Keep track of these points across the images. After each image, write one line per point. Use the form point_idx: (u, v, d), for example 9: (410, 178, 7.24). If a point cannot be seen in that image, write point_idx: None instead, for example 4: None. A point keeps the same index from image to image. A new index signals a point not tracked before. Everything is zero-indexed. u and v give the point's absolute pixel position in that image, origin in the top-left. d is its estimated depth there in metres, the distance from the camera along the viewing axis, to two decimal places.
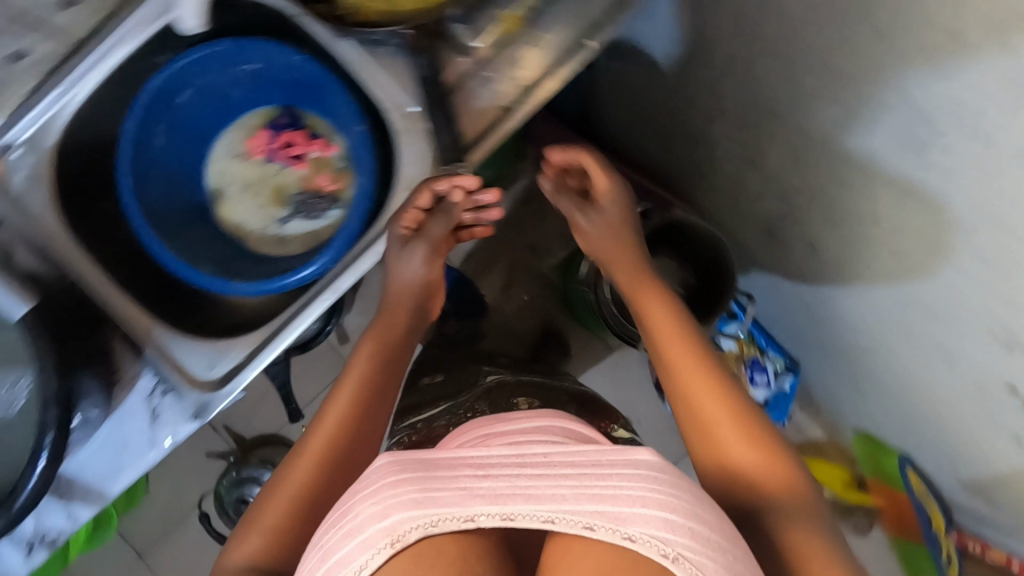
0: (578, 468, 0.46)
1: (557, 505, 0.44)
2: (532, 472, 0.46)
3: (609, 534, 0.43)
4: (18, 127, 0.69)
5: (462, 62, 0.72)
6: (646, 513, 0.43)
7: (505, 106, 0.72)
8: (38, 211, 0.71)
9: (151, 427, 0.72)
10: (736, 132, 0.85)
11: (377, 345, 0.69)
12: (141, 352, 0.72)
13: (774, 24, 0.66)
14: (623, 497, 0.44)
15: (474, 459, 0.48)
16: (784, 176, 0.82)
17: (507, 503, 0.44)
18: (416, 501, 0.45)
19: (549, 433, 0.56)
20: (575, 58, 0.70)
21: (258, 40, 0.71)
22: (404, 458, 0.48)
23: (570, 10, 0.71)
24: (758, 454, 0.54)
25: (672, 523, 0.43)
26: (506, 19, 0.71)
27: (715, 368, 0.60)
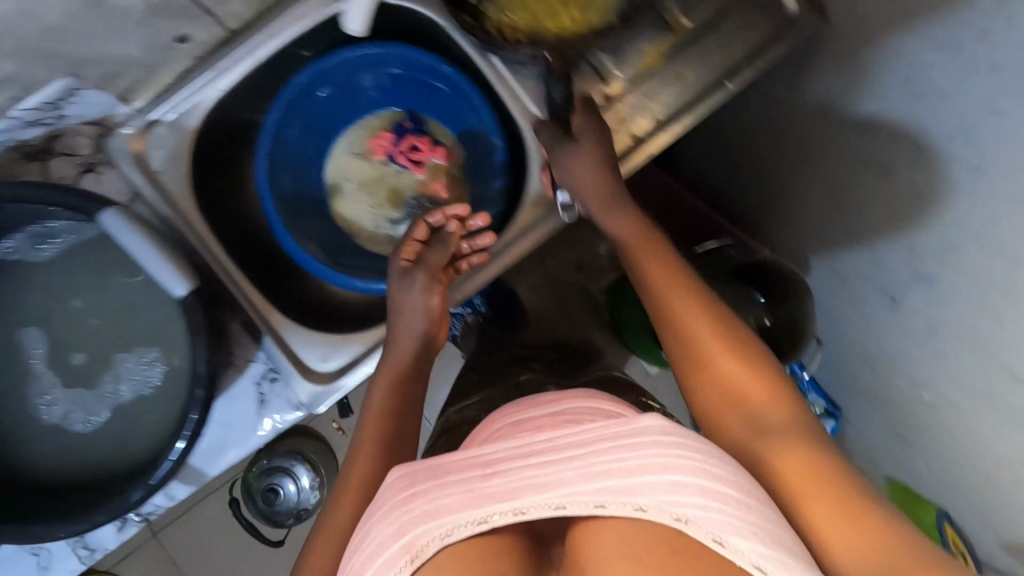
0: (579, 448, 0.47)
1: (564, 490, 0.44)
2: (537, 460, 0.46)
3: (619, 506, 0.43)
4: (169, 104, 0.71)
5: (598, 88, 0.73)
6: (656, 480, 0.44)
7: (636, 134, 0.74)
8: (173, 188, 0.72)
9: (258, 413, 0.73)
10: (834, 181, 0.87)
11: (401, 355, 0.70)
12: (258, 337, 0.72)
13: (909, 79, 0.68)
14: (625, 470, 0.44)
15: (486, 458, 0.49)
16: (882, 229, 0.82)
17: (518, 497, 0.44)
18: (429, 512, 0.45)
19: (578, 414, 0.59)
20: (710, 98, 0.73)
21: (408, 47, 0.76)
22: (412, 470, 0.50)
23: (712, 51, 0.73)
24: (780, 408, 0.53)
25: (682, 485, 0.43)
26: (647, 53, 0.73)
27: (726, 330, 0.59)
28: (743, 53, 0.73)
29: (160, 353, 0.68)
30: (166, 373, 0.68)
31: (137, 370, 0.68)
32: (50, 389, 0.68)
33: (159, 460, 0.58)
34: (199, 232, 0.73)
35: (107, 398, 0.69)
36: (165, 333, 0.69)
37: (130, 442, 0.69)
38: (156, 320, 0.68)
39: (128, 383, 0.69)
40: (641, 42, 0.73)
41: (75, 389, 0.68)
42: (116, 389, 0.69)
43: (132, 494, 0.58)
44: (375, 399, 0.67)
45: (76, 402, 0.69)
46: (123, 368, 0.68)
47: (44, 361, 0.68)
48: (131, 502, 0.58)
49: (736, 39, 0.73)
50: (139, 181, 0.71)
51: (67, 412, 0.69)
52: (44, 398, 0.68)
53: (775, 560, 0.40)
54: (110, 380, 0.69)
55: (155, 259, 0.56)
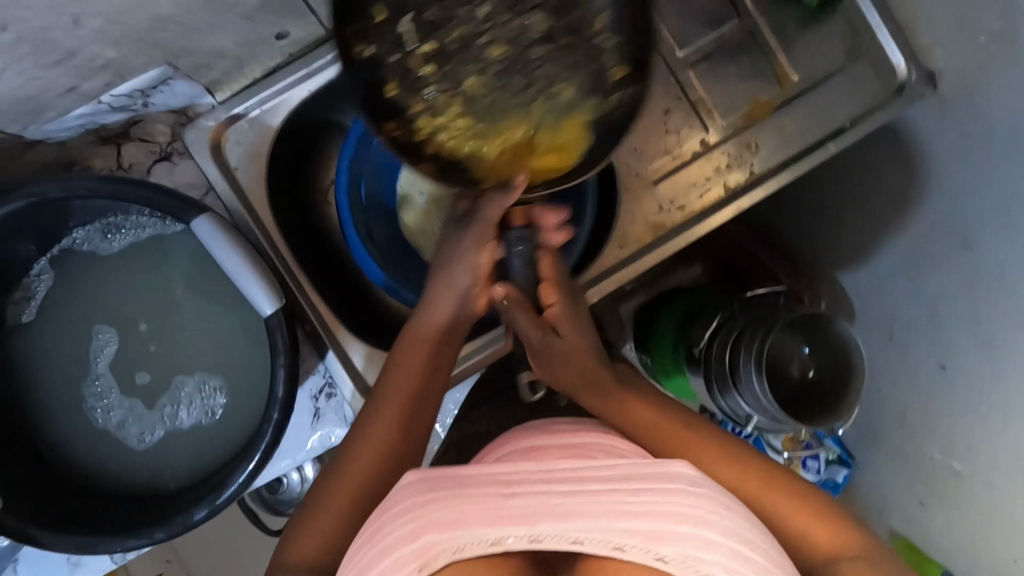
0: (608, 484, 0.44)
1: (587, 524, 0.42)
2: (562, 488, 0.44)
3: (642, 554, 0.40)
4: (255, 99, 0.68)
5: (699, 135, 0.72)
6: (686, 533, 0.41)
7: (730, 186, 0.72)
8: (248, 186, 0.68)
9: (311, 427, 0.70)
10: (898, 244, 0.78)
11: (416, 350, 0.61)
12: (322, 353, 0.69)
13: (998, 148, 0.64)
14: (657, 514, 0.42)
15: (505, 476, 0.46)
16: (939, 298, 0.73)
17: (536, 523, 0.42)
18: (446, 522, 0.42)
19: (593, 449, 0.53)
20: (812, 156, 0.71)
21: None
22: (433, 475, 0.46)
23: (814, 108, 0.72)
24: (824, 530, 0.49)
25: (711, 544, 0.40)
26: (752, 103, 0.72)
27: (728, 443, 0.57)
28: (849, 115, 0.72)
29: (228, 382, 0.67)
30: (233, 399, 0.67)
31: (199, 396, 0.67)
32: (110, 397, 0.67)
33: (227, 479, 0.58)
34: (269, 234, 0.69)
35: (166, 418, 0.67)
36: (229, 355, 0.68)
37: (175, 467, 0.67)
38: (223, 343, 0.68)
39: (189, 409, 0.67)
40: (746, 91, 0.72)
41: (133, 401, 0.67)
42: (177, 412, 0.67)
43: (197, 513, 0.57)
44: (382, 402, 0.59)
45: (134, 419, 0.67)
46: (186, 392, 0.67)
47: (107, 362, 0.67)
48: (196, 522, 0.57)
49: (843, 100, 0.72)
50: (214, 176, 0.67)
51: (122, 420, 0.67)
52: (100, 398, 0.67)
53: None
54: (171, 403, 0.67)
55: (250, 274, 0.57)
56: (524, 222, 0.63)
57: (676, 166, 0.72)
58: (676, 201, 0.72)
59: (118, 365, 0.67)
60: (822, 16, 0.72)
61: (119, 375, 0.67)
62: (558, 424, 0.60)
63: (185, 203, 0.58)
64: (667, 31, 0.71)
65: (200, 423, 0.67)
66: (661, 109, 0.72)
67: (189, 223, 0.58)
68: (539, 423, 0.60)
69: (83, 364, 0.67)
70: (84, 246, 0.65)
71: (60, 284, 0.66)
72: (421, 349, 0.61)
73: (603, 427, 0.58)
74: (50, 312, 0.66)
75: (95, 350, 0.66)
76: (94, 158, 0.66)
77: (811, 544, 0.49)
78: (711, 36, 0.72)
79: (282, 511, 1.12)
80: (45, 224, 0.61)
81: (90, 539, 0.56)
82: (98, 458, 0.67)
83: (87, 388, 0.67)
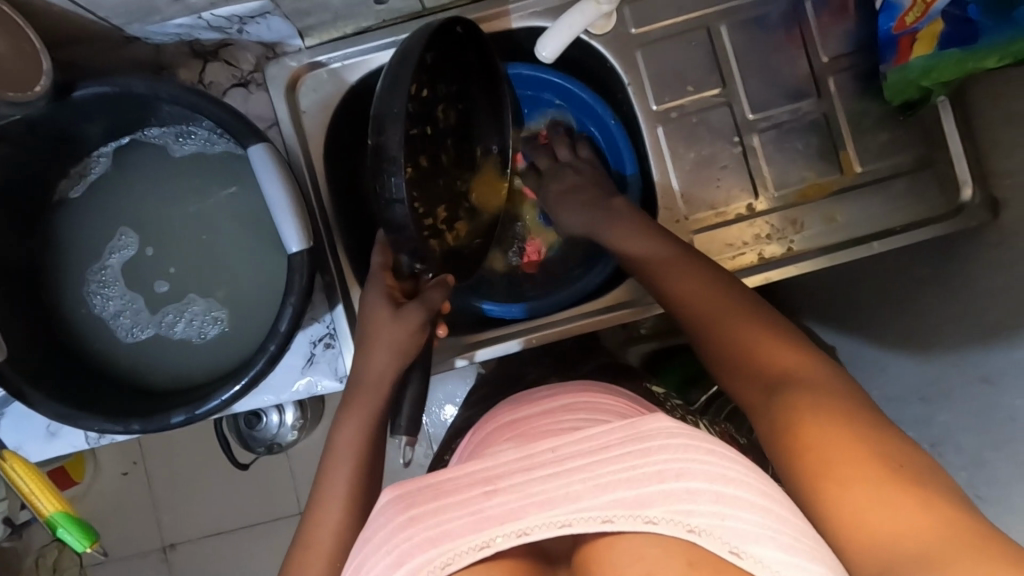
0: (587, 458, 0.44)
1: (576, 505, 0.41)
2: (542, 474, 0.44)
3: (631, 521, 0.40)
4: (339, 53, 0.71)
5: (748, 199, 0.73)
6: (670, 490, 0.41)
7: (765, 256, 0.73)
8: (309, 131, 0.71)
9: (300, 370, 0.70)
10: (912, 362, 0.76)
11: (365, 406, 0.65)
12: (332, 304, 0.71)
13: None
14: (640, 476, 0.42)
15: (486, 473, 0.45)
16: (943, 427, 0.71)
17: (522, 517, 0.41)
18: (431, 540, 0.42)
19: (577, 421, 0.55)
20: (854, 249, 0.71)
21: (576, 79, 0.80)
22: (409, 490, 0.46)
23: (867, 203, 0.72)
24: (829, 393, 0.50)
25: (695, 493, 0.41)
26: (809, 183, 0.72)
27: (756, 312, 0.59)
28: (902, 221, 0.71)
29: (225, 317, 0.71)
30: (224, 332, 0.70)
31: (202, 318, 0.71)
32: (115, 289, 0.72)
33: (208, 395, 0.60)
34: (316, 181, 0.71)
35: (163, 325, 0.71)
36: (233, 292, 0.72)
37: (158, 370, 0.70)
38: (242, 278, 0.72)
39: (186, 323, 0.71)
40: (804, 170, 0.72)
41: (138, 297, 0.72)
42: (175, 322, 0.71)
43: (174, 417, 0.59)
44: (335, 453, 0.64)
45: (139, 314, 0.71)
46: (191, 308, 0.71)
47: (120, 258, 0.72)
48: (171, 425, 0.59)
49: (900, 205, 0.71)
50: (281, 115, 0.70)
51: (118, 312, 0.71)
52: (103, 288, 0.71)
53: (792, 564, 0.37)
54: (172, 312, 0.71)
55: (287, 212, 0.59)
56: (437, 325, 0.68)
57: (717, 223, 0.73)
58: (707, 255, 0.73)
59: (133, 265, 0.72)
60: (901, 118, 0.71)
61: (132, 274, 0.72)
62: (537, 393, 0.64)
63: (247, 129, 0.60)
64: (744, 94, 0.73)
65: (190, 335, 0.71)
66: (718, 165, 0.73)
67: (246, 148, 0.60)
68: (528, 399, 0.62)
69: (100, 257, 0.72)
70: (155, 141, 0.71)
71: (127, 172, 0.72)
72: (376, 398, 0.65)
73: (590, 395, 0.60)
74: (111, 198, 0.72)
75: (114, 246, 0.72)
76: (180, 68, 0.70)
77: (816, 403, 0.49)
78: (786, 109, 0.73)
79: (252, 448, 1.15)
80: (122, 114, 0.65)
81: (72, 411, 0.59)
82: (90, 337, 0.70)
83: (94, 269, 0.71)
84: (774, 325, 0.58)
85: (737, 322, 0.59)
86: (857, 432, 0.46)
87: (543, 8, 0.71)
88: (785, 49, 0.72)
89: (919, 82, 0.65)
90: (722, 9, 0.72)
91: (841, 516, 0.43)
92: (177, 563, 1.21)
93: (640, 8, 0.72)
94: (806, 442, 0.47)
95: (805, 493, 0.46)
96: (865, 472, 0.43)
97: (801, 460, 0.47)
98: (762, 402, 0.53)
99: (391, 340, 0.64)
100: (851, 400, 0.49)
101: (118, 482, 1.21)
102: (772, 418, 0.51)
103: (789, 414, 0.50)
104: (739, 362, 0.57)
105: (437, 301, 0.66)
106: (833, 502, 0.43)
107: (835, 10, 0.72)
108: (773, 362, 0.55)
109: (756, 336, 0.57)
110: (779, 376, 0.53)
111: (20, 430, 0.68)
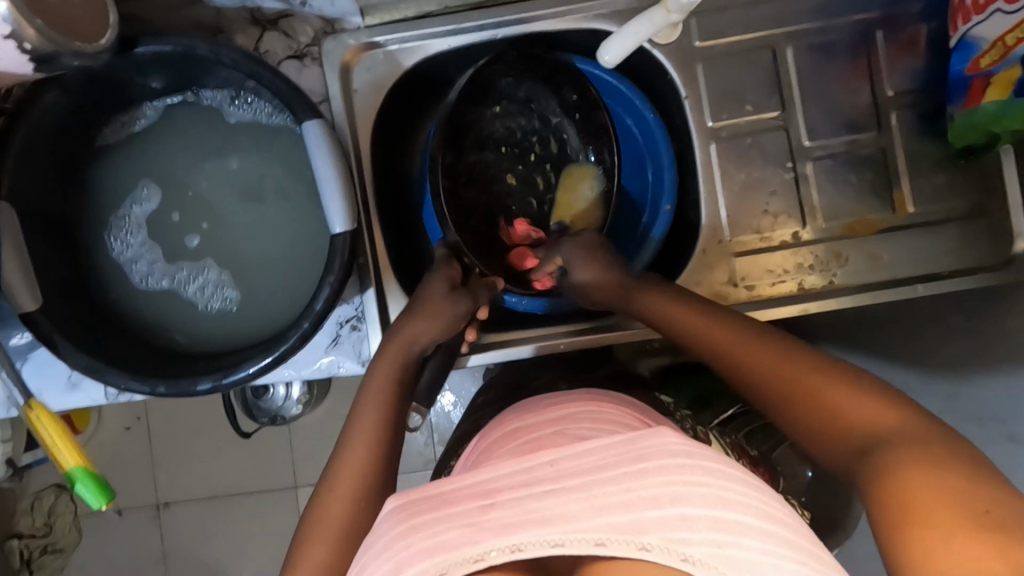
0: (585, 477, 0.41)
1: (570, 525, 0.38)
2: (540, 490, 0.40)
3: (624, 547, 0.37)
4: (398, 35, 0.70)
5: (793, 228, 0.71)
6: (665, 516, 0.38)
7: (804, 287, 0.71)
8: (358, 110, 0.71)
9: (325, 349, 0.69)
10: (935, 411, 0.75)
11: (380, 391, 0.63)
12: (361, 286, 0.70)
13: None
14: (635, 500, 0.39)
15: (485, 485, 0.42)
16: None
17: (518, 531, 0.38)
18: (428, 549, 0.39)
19: (582, 430, 0.53)
20: (895, 290, 0.70)
21: (625, 78, 0.77)
22: (414, 499, 0.43)
23: (912, 245, 0.70)
24: (904, 429, 0.45)
25: (692, 520, 0.38)
26: (857, 218, 0.71)
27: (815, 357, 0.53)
28: (948, 266, 0.70)
29: (237, 298, 0.71)
30: (231, 311, 0.71)
31: (212, 287, 0.71)
32: (139, 236, 0.72)
33: (238, 365, 0.59)
34: (361, 160, 0.71)
35: (177, 280, 0.71)
36: (252, 273, 0.72)
37: (155, 320, 0.70)
38: (273, 253, 0.72)
39: (195, 286, 0.71)
40: (853, 203, 0.71)
41: (156, 248, 0.72)
42: (186, 282, 0.71)
43: (200, 383, 0.58)
44: (353, 431, 0.61)
45: (154, 266, 0.72)
46: (205, 274, 0.72)
47: (143, 206, 0.72)
48: (196, 391, 0.59)
49: (947, 251, 0.70)
50: (333, 91, 0.69)
51: (134, 257, 0.71)
52: (124, 232, 0.71)
53: None
54: (185, 271, 0.72)
55: (334, 191, 0.59)
56: (468, 329, 0.70)
57: (761, 247, 0.72)
58: (746, 279, 0.72)
59: (158, 216, 0.72)
60: (961, 162, 0.69)
61: (154, 227, 0.72)
62: (546, 399, 0.63)
63: (302, 102, 0.59)
64: (801, 119, 0.71)
65: (194, 300, 0.71)
66: (767, 190, 0.71)
67: (300, 123, 0.59)
68: (549, 404, 0.61)
69: (119, 204, 0.71)
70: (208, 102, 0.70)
71: (170, 126, 0.71)
72: (390, 375, 0.63)
73: (608, 408, 0.58)
74: (156, 155, 0.72)
75: (135, 198, 0.72)
76: (238, 34, 0.69)
77: (886, 453, 0.44)
78: (842, 139, 0.71)
79: (258, 418, 1.15)
80: (176, 73, 0.65)
81: (101, 364, 0.58)
82: (101, 282, 0.70)
83: (115, 215, 0.71)
84: (855, 379, 0.50)
85: (802, 369, 0.53)
86: (959, 486, 0.39)
87: (608, 12, 0.70)
88: (850, 79, 0.71)
89: (984, 129, 0.64)
90: (790, 31, 0.71)
91: (919, 563, 0.37)
92: (170, 521, 1.22)
93: (707, 21, 0.71)
94: (896, 496, 0.40)
95: (890, 539, 0.39)
96: (955, 519, 0.37)
97: (889, 508, 0.40)
98: (848, 461, 0.47)
99: (436, 314, 0.66)
100: (943, 448, 0.42)
101: (120, 435, 1.22)
102: (861, 475, 0.44)
103: (879, 470, 0.43)
104: (822, 423, 0.50)
105: (482, 301, 0.70)
106: (913, 547, 0.37)
107: (905, 45, 0.70)
108: (862, 417, 0.47)
109: (834, 392, 0.50)
110: (865, 435, 0.47)
111: (42, 377, 0.68)
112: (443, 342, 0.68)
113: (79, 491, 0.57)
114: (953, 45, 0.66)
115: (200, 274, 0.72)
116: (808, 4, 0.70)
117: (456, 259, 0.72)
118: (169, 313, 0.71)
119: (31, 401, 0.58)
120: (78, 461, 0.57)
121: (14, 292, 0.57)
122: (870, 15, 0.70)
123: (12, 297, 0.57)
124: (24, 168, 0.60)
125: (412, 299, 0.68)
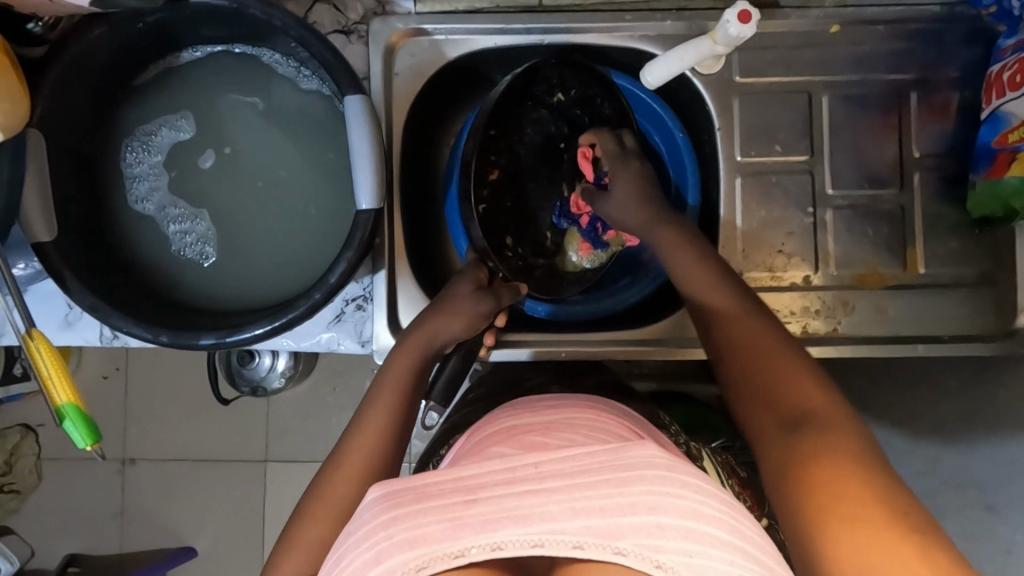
0: (566, 479, 0.40)
1: (548, 524, 0.37)
2: (522, 489, 0.39)
3: (600, 550, 0.36)
4: (446, 25, 0.71)
5: (805, 271, 0.72)
6: (641, 523, 0.37)
7: (808, 330, 0.72)
8: (397, 93, 0.72)
9: (326, 325, 0.69)
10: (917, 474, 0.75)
11: (391, 376, 0.63)
12: (374, 269, 0.70)
13: None
14: (613, 506, 0.38)
15: (466, 481, 0.41)
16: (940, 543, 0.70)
17: (497, 529, 0.37)
18: (409, 541, 0.38)
19: (573, 435, 0.52)
20: (896, 346, 0.71)
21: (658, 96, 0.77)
22: (397, 489, 0.42)
23: (917, 304, 0.71)
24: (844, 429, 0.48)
25: (666, 528, 0.37)
26: (867, 270, 0.72)
27: (788, 350, 0.55)
28: (951, 329, 0.71)
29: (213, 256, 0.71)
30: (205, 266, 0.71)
31: (198, 236, 0.71)
32: (157, 160, 0.71)
33: (243, 325, 0.59)
34: (391, 142, 0.71)
35: (164, 213, 0.71)
36: (263, 238, 0.72)
37: (136, 246, 0.70)
38: (289, 223, 0.72)
39: (180, 229, 0.71)
40: (865, 255, 0.72)
41: (165, 176, 0.71)
42: (174, 219, 0.71)
43: (203, 338, 0.58)
44: (364, 411, 0.61)
45: (156, 192, 0.71)
46: (195, 219, 0.72)
47: (172, 135, 0.72)
48: (197, 345, 0.58)
49: (952, 313, 0.71)
50: (376, 71, 0.70)
51: (140, 176, 0.71)
52: (144, 150, 0.71)
53: None
54: (179, 208, 0.71)
55: (367, 169, 0.59)
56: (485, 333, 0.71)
57: (770, 286, 0.73)
58: None
59: (186, 151, 0.72)
60: (977, 231, 0.70)
61: (175, 158, 0.72)
62: (541, 400, 0.63)
63: (347, 76, 0.59)
64: (828, 166, 0.72)
65: (170, 241, 0.71)
66: (785, 230, 0.72)
67: (342, 96, 0.59)
68: (552, 405, 0.60)
69: (152, 121, 0.71)
70: (252, 60, 0.71)
71: (204, 77, 0.72)
72: (409, 365, 0.64)
73: (601, 416, 0.58)
74: (188, 104, 0.72)
75: (168, 123, 0.71)
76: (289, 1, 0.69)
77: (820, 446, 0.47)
78: (864, 192, 0.72)
79: (241, 384, 1.14)
80: (224, 28, 0.65)
81: (106, 305, 0.58)
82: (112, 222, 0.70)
83: (142, 129, 0.71)
84: (809, 366, 0.54)
85: (759, 342, 0.56)
86: (866, 475, 0.44)
87: (655, 35, 0.71)
88: (879, 135, 0.72)
89: (1007, 201, 0.65)
90: (827, 80, 0.72)
91: (832, 553, 0.41)
92: (135, 477, 1.21)
93: (749, 58, 0.72)
94: (823, 492, 0.44)
95: (807, 528, 0.43)
96: (867, 514, 0.41)
97: (806, 496, 0.45)
98: (769, 434, 0.51)
99: (459, 312, 0.67)
100: (867, 455, 0.46)
101: (97, 382, 1.20)
102: (781, 451, 0.49)
103: (801, 449, 0.48)
104: (755, 388, 0.54)
105: (504, 303, 0.70)
106: (831, 541, 0.41)
107: (936, 109, 0.72)
108: (800, 399, 0.51)
109: (789, 373, 0.53)
110: (798, 411, 0.51)
111: (40, 310, 0.67)
112: (465, 342, 0.69)
113: (66, 429, 0.57)
114: (983, 117, 0.67)
115: (190, 219, 0.71)
116: (847, 56, 0.72)
117: (483, 264, 0.73)
118: (143, 242, 0.70)
119: (32, 329, 0.57)
120: (70, 398, 0.56)
121: (31, 220, 0.56)
122: (905, 77, 0.72)
123: (27, 224, 0.56)
124: (63, 98, 0.60)
125: (440, 295, 0.68)
